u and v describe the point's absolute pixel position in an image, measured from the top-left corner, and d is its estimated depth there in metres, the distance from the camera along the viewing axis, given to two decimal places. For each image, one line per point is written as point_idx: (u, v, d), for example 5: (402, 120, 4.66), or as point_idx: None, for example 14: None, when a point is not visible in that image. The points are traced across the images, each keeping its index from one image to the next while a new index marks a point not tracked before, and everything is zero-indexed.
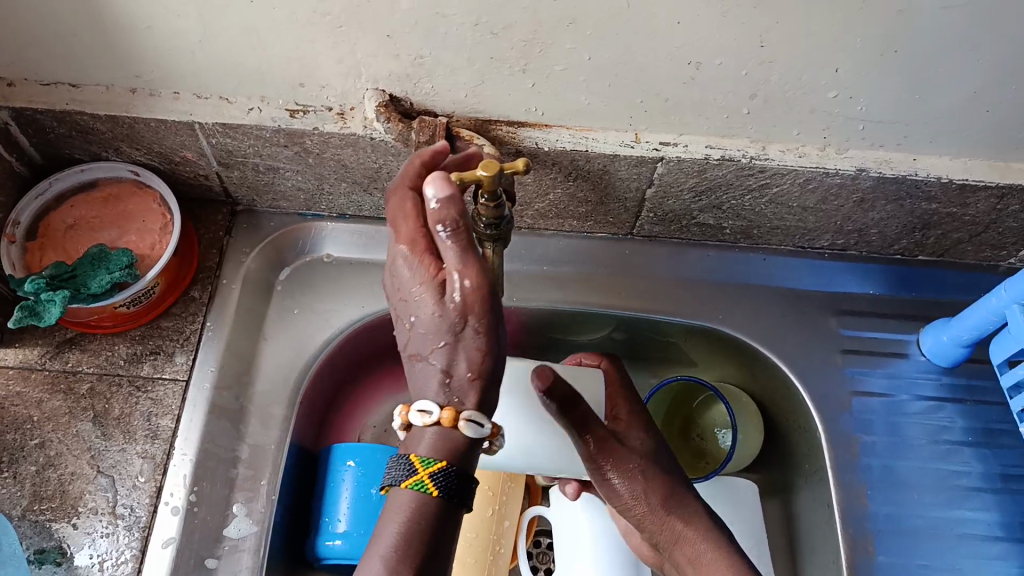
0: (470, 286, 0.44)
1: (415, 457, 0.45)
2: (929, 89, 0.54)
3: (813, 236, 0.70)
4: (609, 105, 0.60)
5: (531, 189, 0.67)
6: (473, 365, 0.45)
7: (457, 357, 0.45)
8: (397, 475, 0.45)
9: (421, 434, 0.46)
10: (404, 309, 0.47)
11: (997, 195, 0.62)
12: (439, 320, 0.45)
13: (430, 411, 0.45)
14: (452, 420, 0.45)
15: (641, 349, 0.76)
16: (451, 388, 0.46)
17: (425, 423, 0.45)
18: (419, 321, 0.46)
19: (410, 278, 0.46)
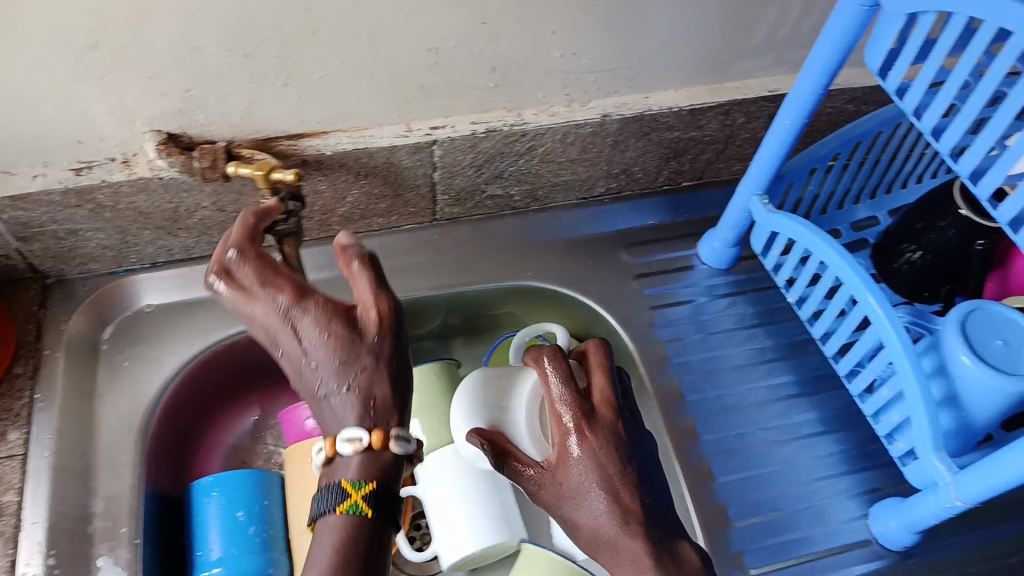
0: (385, 310, 0.51)
1: (347, 484, 0.49)
2: (634, 35, 0.64)
3: (589, 184, 0.79)
4: (373, 102, 0.63)
5: (328, 196, 0.70)
6: (394, 387, 0.51)
7: (377, 381, 0.51)
8: (331, 502, 0.49)
9: (349, 461, 0.50)
10: (297, 351, 0.50)
11: (723, 112, 0.72)
12: (344, 347, 0.50)
13: (358, 437, 0.49)
14: (382, 442, 0.50)
15: (473, 318, 0.85)
16: (371, 412, 0.50)
17: (356, 449, 0.49)
18: (318, 360, 0.50)
19: (319, 317, 0.50)
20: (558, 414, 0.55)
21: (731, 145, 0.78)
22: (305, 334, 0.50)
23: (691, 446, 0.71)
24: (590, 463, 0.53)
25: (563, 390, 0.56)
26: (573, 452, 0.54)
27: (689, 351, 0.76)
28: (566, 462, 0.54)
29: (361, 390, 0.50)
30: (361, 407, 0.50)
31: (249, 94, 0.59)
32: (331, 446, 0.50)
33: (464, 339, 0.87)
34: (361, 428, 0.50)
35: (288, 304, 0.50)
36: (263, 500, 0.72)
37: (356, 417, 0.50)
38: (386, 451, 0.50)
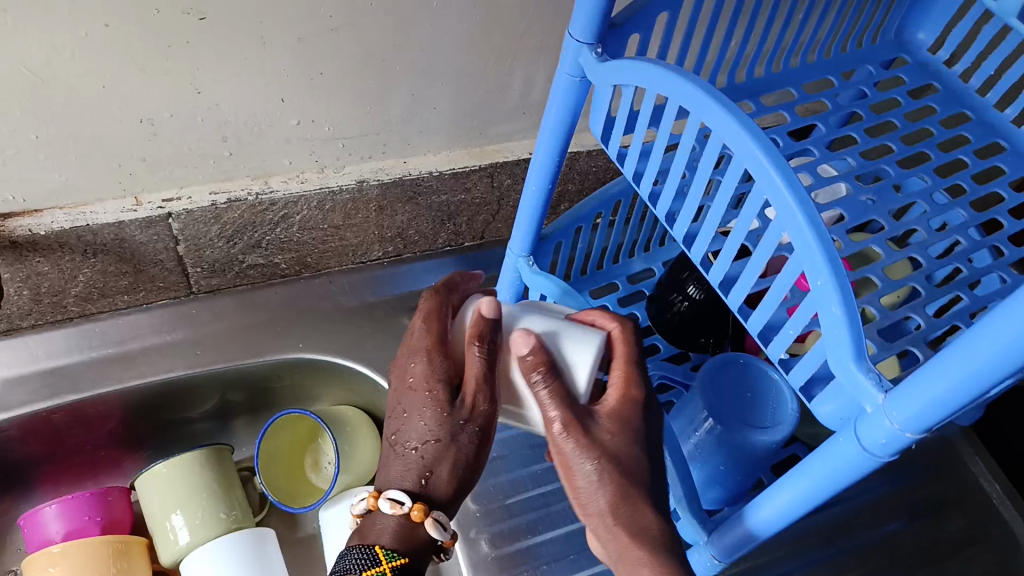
0: (481, 409, 0.49)
1: (380, 550, 0.49)
2: (374, 102, 0.62)
3: (363, 250, 0.77)
4: (90, 177, 0.58)
5: (55, 277, 0.64)
6: (455, 472, 0.50)
7: (445, 460, 0.49)
8: (359, 564, 0.48)
9: (387, 522, 0.50)
10: (402, 413, 0.51)
11: (487, 174, 0.73)
12: (436, 420, 0.49)
13: (402, 500, 0.49)
14: (422, 518, 0.49)
15: (251, 394, 0.79)
16: (427, 470, 0.50)
17: (397, 511, 0.49)
18: (412, 428, 0.50)
19: (429, 373, 0.50)
20: (616, 371, 0.49)
21: (504, 206, 0.78)
22: (413, 382, 0.50)
23: (467, 517, 0.69)
24: (639, 433, 0.47)
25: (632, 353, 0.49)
26: (622, 416, 0.47)
27: None
28: (625, 415, 0.48)
29: (425, 463, 0.50)
30: (415, 463, 0.50)
31: None
32: (374, 503, 0.50)
33: (246, 418, 0.81)
34: (407, 495, 0.49)
35: (435, 340, 0.50)
36: None
37: (410, 468, 0.50)
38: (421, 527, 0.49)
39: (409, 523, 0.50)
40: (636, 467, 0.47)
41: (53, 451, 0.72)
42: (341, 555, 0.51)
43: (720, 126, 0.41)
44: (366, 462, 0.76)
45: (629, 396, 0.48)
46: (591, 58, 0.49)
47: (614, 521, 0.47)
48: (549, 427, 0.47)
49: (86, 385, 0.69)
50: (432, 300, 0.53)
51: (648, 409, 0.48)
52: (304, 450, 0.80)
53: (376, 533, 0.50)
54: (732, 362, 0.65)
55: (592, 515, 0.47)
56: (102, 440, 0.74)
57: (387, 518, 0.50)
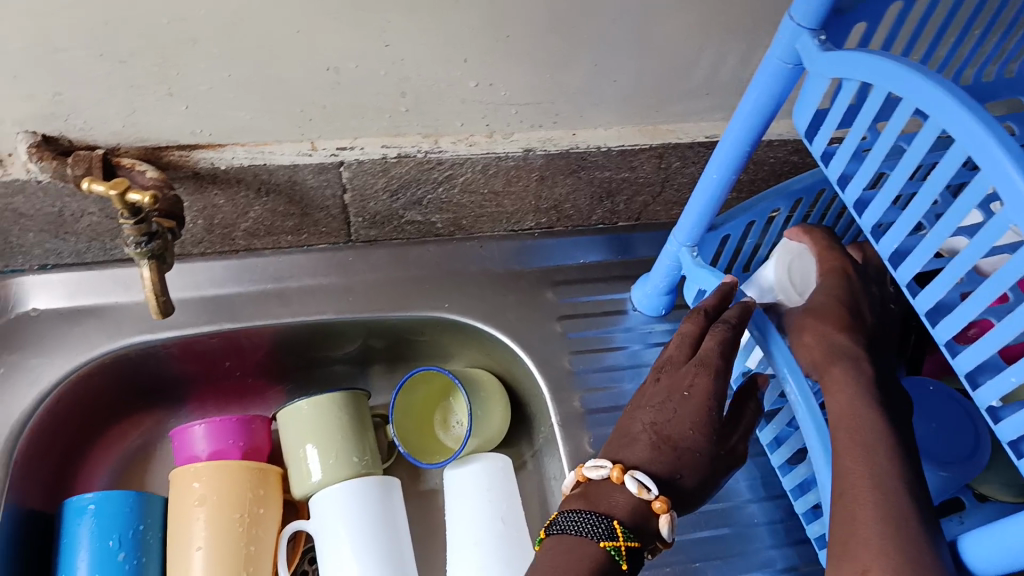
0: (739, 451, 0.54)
1: (622, 525, 0.48)
2: (555, 70, 0.60)
3: (517, 218, 0.75)
4: (271, 119, 0.59)
5: (229, 210, 0.66)
6: (699, 480, 0.52)
7: (691, 469, 0.52)
8: (594, 533, 0.48)
9: (623, 501, 0.50)
10: (668, 410, 0.53)
11: (656, 155, 0.69)
12: (709, 433, 0.52)
13: (650, 486, 0.49)
14: (662, 511, 0.49)
15: (392, 344, 0.80)
16: (676, 473, 0.51)
17: (642, 493, 0.49)
18: (682, 424, 0.52)
19: (712, 389, 0.53)
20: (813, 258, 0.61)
21: (667, 189, 0.75)
22: (692, 392, 0.53)
23: None
24: (845, 283, 0.58)
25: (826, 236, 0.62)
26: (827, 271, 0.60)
27: (604, 402, 0.72)
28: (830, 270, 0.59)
29: (680, 463, 0.51)
30: (670, 459, 0.51)
31: (127, 101, 0.55)
32: (621, 478, 0.50)
33: (384, 366, 0.83)
34: (654, 482, 0.50)
35: (717, 351, 0.54)
36: (139, 525, 0.66)
37: (662, 462, 0.51)
38: (655, 518, 0.50)
39: (645, 506, 0.50)
40: (848, 301, 0.57)
41: (205, 372, 0.76)
42: (567, 515, 0.50)
43: (965, 135, 0.36)
44: (494, 430, 0.75)
45: (828, 262, 0.60)
46: (811, 44, 0.45)
47: (830, 340, 0.54)
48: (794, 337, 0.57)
49: (242, 316, 0.71)
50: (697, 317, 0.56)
51: (856, 274, 0.59)
52: (433, 408, 0.81)
53: (609, 506, 0.50)
54: (923, 389, 0.63)
55: (806, 345, 0.55)
56: (248, 368, 0.77)
57: (624, 496, 0.50)
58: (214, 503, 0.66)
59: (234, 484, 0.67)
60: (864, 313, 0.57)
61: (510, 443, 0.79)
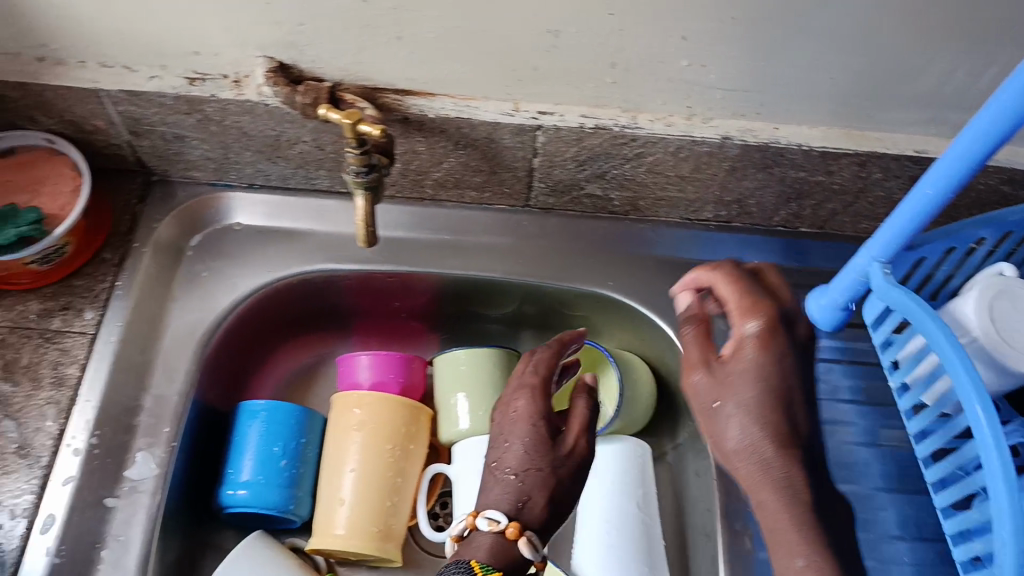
0: (579, 449, 0.61)
1: (475, 563, 0.53)
2: (772, 58, 0.59)
3: (697, 207, 0.74)
4: (483, 74, 0.61)
5: (426, 157, 0.70)
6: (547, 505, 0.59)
7: (543, 489, 0.59)
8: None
9: (484, 540, 0.56)
10: (508, 433, 0.61)
11: (858, 163, 0.67)
12: (530, 457, 0.59)
13: (499, 518, 0.56)
14: (515, 535, 0.55)
15: (548, 313, 0.81)
16: (529, 493, 0.58)
17: (493, 527, 0.56)
18: (513, 446, 0.60)
19: (534, 409, 0.61)
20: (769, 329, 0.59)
21: (860, 200, 0.72)
22: (517, 415, 0.62)
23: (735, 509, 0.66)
24: (768, 370, 0.57)
25: (737, 275, 0.62)
26: (756, 351, 0.58)
27: None
28: (762, 348, 0.58)
29: (523, 488, 0.58)
30: (515, 488, 0.58)
31: (360, 41, 0.59)
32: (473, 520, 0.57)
33: (533, 332, 0.84)
34: (503, 514, 0.57)
35: (546, 370, 0.64)
36: (302, 438, 0.72)
37: (508, 489, 0.59)
38: (514, 546, 0.56)
39: (504, 540, 0.56)
40: (778, 388, 0.57)
41: (374, 308, 0.81)
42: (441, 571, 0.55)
43: None
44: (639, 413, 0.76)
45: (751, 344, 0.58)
46: None
47: (756, 443, 0.55)
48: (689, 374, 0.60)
49: (418, 261, 0.75)
50: (545, 355, 0.65)
51: (791, 353, 0.58)
52: None
53: (475, 552, 0.55)
54: None
55: (730, 440, 0.57)
56: (413, 310, 0.81)
57: (484, 538, 0.56)
58: (370, 430, 0.70)
59: (390, 416, 0.71)
60: (795, 411, 0.57)
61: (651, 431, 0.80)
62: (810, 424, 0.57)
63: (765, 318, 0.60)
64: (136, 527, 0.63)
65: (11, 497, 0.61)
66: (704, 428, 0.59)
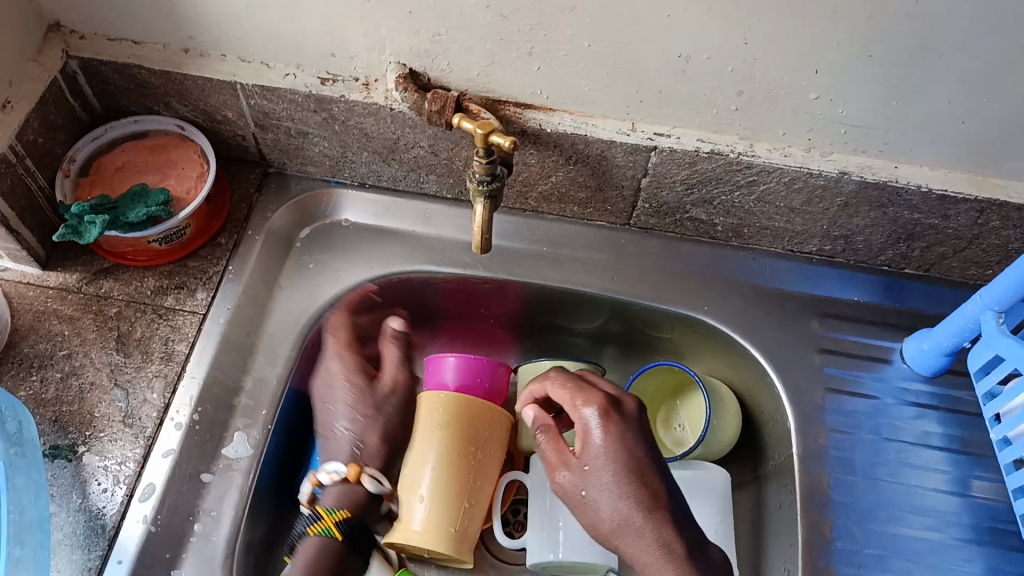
0: (355, 394, 0.67)
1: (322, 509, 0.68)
2: (903, 97, 0.59)
3: (801, 239, 0.74)
4: (607, 93, 0.63)
5: (535, 170, 0.71)
6: (381, 438, 0.72)
7: (373, 433, 0.72)
8: (307, 524, 0.68)
9: (331, 491, 0.69)
10: (325, 393, 0.72)
11: (977, 209, 0.66)
12: (361, 401, 0.72)
13: (338, 470, 0.69)
14: (357, 474, 0.69)
15: (636, 332, 0.81)
16: (392, 441, 0.72)
17: (334, 477, 0.69)
18: (335, 406, 0.71)
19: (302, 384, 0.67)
20: (598, 425, 0.61)
21: (973, 246, 0.71)
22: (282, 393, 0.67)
23: (818, 545, 0.65)
24: (621, 448, 0.60)
25: (564, 380, 0.64)
26: (601, 435, 0.61)
27: (847, 446, 0.69)
28: (606, 431, 0.61)
29: (362, 447, 0.72)
30: (374, 420, 0.72)
31: (492, 53, 0.61)
32: (357, 474, 0.69)
33: (618, 350, 0.84)
34: (342, 464, 0.70)
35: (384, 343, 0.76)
36: (388, 434, 0.72)
37: (369, 433, 0.72)
38: (359, 486, 0.70)
39: (347, 485, 0.70)
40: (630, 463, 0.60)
41: (464, 312, 0.82)
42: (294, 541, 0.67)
43: None
44: (724, 441, 0.75)
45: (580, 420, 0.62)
46: None
47: (634, 519, 0.59)
48: (554, 471, 0.62)
49: (516, 270, 0.76)
50: (384, 334, 0.76)
51: (621, 431, 0.61)
52: (660, 405, 0.81)
53: (333, 498, 0.69)
54: None
55: (600, 507, 0.60)
56: (503, 318, 0.82)
57: (360, 491, 0.70)
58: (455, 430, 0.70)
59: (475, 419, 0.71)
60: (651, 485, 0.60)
61: (732, 461, 0.78)
62: (664, 485, 0.61)
63: (602, 406, 0.62)
64: (228, 504, 0.62)
65: (116, 462, 0.61)
66: (578, 515, 0.62)
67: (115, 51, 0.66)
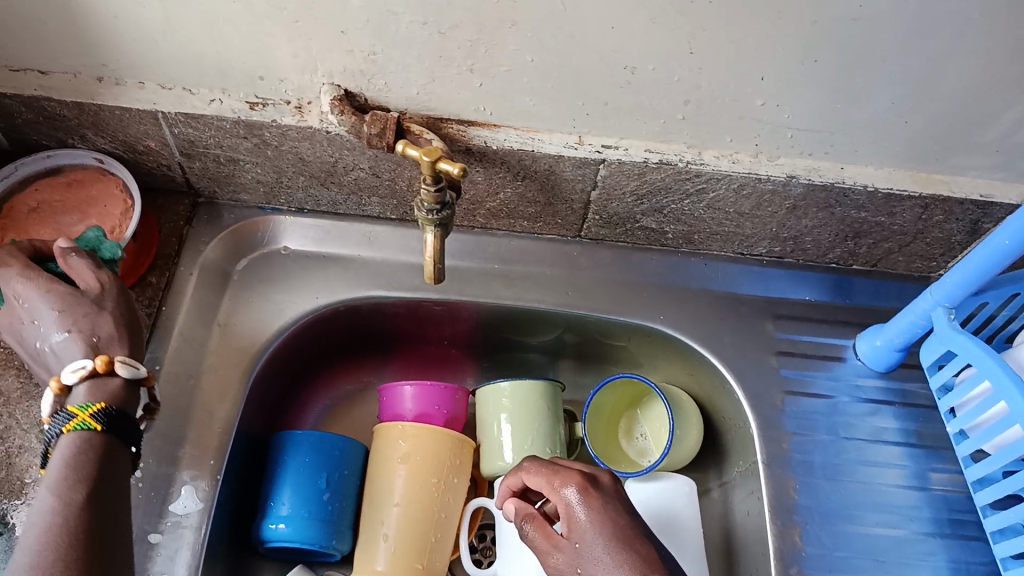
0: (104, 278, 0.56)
1: (72, 407, 0.50)
2: (847, 98, 0.59)
3: (751, 242, 0.74)
4: (553, 107, 0.61)
5: (482, 188, 0.68)
6: (115, 327, 0.55)
7: (109, 323, 0.55)
8: (57, 427, 0.50)
9: (77, 394, 0.52)
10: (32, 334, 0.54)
11: (921, 205, 0.67)
12: (71, 296, 0.54)
13: (81, 365, 0.52)
14: (105, 366, 0.52)
15: (593, 344, 0.80)
16: (121, 321, 0.56)
17: (79, 375, 0.51)
18: (42, 318, 0.54)
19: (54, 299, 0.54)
20: (580, 501, 0.57)
21: (918, 241, 0.72)
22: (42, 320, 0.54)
23: (790, 553, 0.65)
24: (607, 517, 0.55)
25: (537, 462, 0.61)
26: (582, 509, 0.56)
27: (810, 449, 0.69)
28: (587, 505, 0.56)
29: None
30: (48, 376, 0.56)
31: (431, 70, 0.58)
32: (105, 365, 0.52)
33: (573, 363, 0.83)
34: (83, 358, 0.52)
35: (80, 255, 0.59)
36: (344, 470, 0.69)
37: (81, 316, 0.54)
38: (112, 378, 0.53)
39: (98, 379, 0.52)
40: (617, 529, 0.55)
41: (415, 334, 0.79)
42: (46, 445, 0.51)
43: None
44: (684, 451, 0.74)
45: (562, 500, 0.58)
46: None
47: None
48: (547, 557, 0.57)
49: (468, 290, 0.74)
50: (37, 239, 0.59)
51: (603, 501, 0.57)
52: (621, 414, 0.80)
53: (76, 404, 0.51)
54: None
55: None
56: (455, 338, 0.80)
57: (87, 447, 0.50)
58: (415, 463, 0.68)
59: (433, 449, 0.69)
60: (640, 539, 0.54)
61: (696, 468, 0.78)
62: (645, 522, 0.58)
63: (579, 483, 0.58)
64: (181, 563, 0.58)
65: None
66: None
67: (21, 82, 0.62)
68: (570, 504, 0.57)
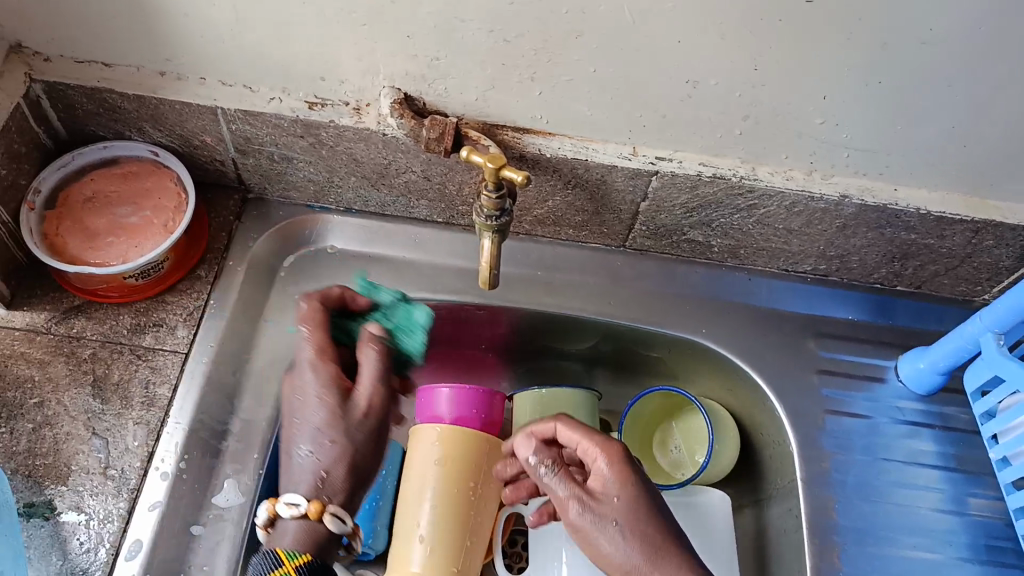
0: (374, 410, 0.61)
1: (280, 552, 0.56)
2: (907, 120, 0.58)
3: (797, 259, 0.73)
4: (610, 118, 0.61)
5: (532, 196, 0.69)
6: (346, 470, 0.60)
7: (341, 462, 0.60)
8: (264, 568, 0.56)
9: (287, 526, 0.58)
10: (297, 408, 0.61)
11: (972, 230, 0.66)
12: (332, 408, 0.61)
13: (297, 503, 0.57)
14: (318, 511, 0.57)
15: (631, 355, 0.79)
16: (354, 459, 0.60)
17: (291, 513, 0.57)
18: (305, 416, 0.61)
19: (333, 373, 0.62)
20: (616, 471, 0.58)
21: (965, 264, 0.71)
22: (308, 373, 0.62)
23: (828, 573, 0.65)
24: (637, 499, 0.57)
25: (576, 422, 0.61)
26: (615, 481, 0.58)
27: (849, 469, 0.69)
28: (620, 480, 0.58)
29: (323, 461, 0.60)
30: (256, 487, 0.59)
31: (493, 77, 0.58)
32: (319, 512, 0.57)
33: (608, 372, 0.82)
34: (301, 496, 0.58)
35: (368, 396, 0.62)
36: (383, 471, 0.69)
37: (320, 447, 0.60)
38: (320, 523, 0.58)
39: (307, 524, 0.58)
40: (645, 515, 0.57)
41: (454, 337, 0.79)
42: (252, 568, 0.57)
43: None
44: (721, 466, 0.74)
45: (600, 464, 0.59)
46: None
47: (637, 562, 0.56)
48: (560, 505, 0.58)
49: (511, 296, 0.74)
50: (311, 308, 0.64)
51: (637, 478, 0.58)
52: (656, 425, 0.80)
53: (290, 539, 0.57)
54: None
55: (596, 544, 0.57)
56: (494, 343, 0.80)
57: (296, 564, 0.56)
58: (450, 466, 0.67)
59: (469, 452, 0.68)
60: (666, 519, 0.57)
61: (730, 483, 0.78)
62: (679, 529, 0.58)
63: (616, 452, 0.59)
64: (221, 557, 0.59)
65: (99, 518, 0.58)
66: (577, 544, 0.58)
67: (82, 73, 0.62)
68: (603, 473, 0.58)
